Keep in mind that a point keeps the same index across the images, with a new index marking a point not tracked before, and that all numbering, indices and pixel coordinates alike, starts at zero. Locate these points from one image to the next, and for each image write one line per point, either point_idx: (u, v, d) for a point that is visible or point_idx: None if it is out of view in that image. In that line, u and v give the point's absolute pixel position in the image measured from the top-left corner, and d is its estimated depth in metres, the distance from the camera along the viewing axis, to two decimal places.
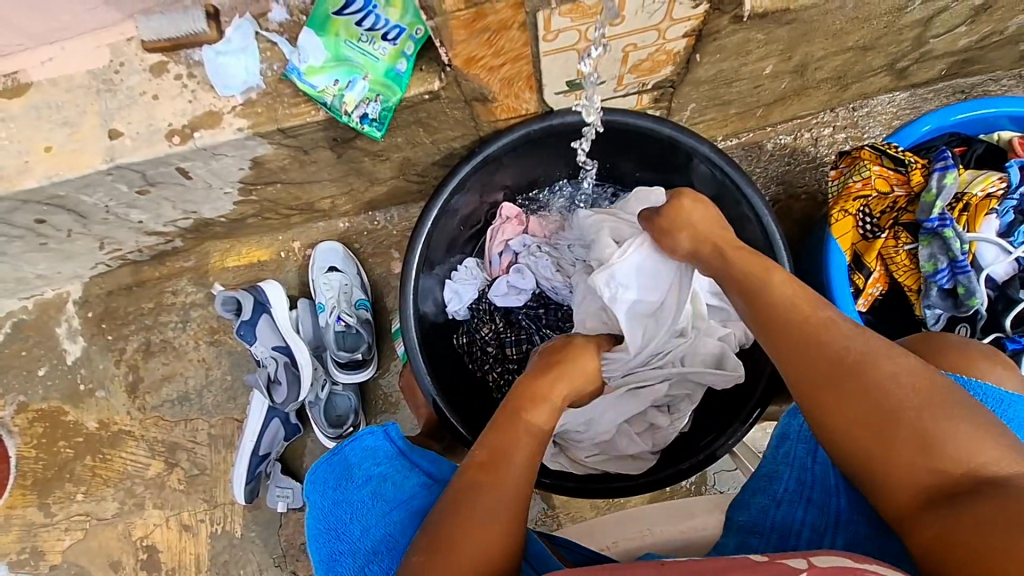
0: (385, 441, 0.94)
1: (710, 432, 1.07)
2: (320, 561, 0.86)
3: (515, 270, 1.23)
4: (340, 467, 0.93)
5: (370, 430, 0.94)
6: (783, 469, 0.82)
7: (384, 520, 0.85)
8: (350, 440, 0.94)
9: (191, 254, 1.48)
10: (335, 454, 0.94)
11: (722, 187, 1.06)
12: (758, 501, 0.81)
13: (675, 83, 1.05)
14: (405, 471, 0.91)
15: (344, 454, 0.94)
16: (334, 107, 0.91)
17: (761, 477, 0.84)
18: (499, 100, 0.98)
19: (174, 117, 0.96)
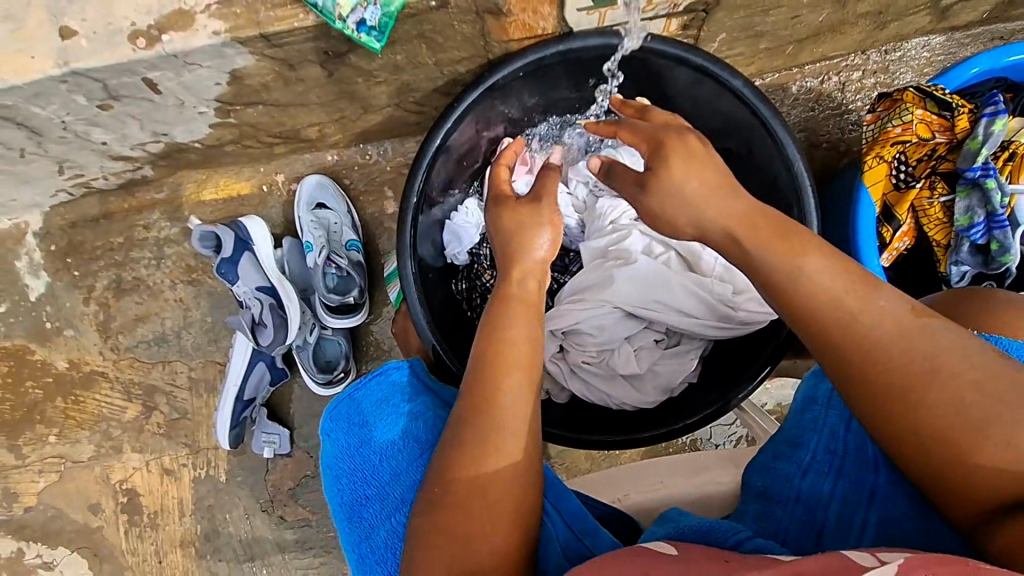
0: (412, 376, 0.88)
1: (726, 378, 0.96)
2: (341, 506, 0.85)
3: None
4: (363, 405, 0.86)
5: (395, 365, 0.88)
6: (808, 435, 0.75)
7: (410, 468, 0.82)
8: (373, 376, 0.87)
9: (163, 185, 1.35)
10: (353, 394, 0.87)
11: (751, 129, 0.98)
12: (781, 470, 0.76)
13: (709, 6, 0.95)
14: (438, 410, 0.86)
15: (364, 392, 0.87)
16: (327, 9, 0.78)
17: (784, 441, 0.77)
18: (515, 14, 0.88)
19: (138, 16, 0.81)
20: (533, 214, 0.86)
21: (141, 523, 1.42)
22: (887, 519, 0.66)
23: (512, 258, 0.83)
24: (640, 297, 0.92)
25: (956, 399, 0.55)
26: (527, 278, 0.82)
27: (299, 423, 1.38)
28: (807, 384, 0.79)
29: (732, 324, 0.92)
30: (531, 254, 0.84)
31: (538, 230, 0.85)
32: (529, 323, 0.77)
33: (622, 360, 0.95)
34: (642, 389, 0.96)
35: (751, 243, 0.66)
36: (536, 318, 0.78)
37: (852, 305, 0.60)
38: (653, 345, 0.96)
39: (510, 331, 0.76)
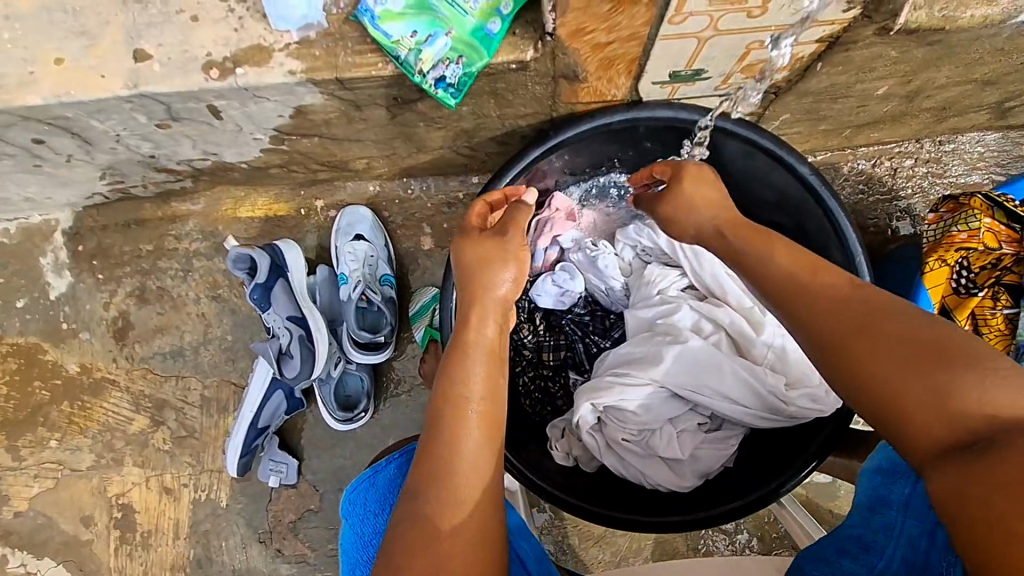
0: None
1: (767, 462, 0.95)
2: None
3: (563, 270, 1.10)
4: (384, 485, 0.82)
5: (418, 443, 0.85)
6: (881, 541, 0.71)
7: None
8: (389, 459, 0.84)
9: (200, 198, 1.33)
10: (376, 472, 0.84)
11: (811, 214, 0.97)
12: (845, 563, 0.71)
13: (780, 90, 0.94)
14: None
15: (387, 471, 0.83)
16: (408, 63, 0.78)
17: (853, 542, 0.74)
18: (590, 81, 0.86)
19: (215, 47, 0.82)
20: (498, 251, 0.78)
21: (133, 541, 1.37)
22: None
23: (477, 294, 0.75)
24: (688, 380, 0.91)
25: (947, 397, 0.49)
26: (485, 322, 0.73)
27: (308, 455, 1.34)
28: (870, 484, 0.77)
29: (781, 417, 0.90)
30: (492, 295, 0.75)
31: (499, 268, 0.77)
32: (490, 372, 0.69)
33: (664, 443, 0.92)
34: (681, 473, 0.93)
35: (734, 240, 0.76)
36: (500, 373, 0.71)
37: (856, 303, 0.58)
38: (693, 427, 0.94)
39: (470, 380, 0.68)
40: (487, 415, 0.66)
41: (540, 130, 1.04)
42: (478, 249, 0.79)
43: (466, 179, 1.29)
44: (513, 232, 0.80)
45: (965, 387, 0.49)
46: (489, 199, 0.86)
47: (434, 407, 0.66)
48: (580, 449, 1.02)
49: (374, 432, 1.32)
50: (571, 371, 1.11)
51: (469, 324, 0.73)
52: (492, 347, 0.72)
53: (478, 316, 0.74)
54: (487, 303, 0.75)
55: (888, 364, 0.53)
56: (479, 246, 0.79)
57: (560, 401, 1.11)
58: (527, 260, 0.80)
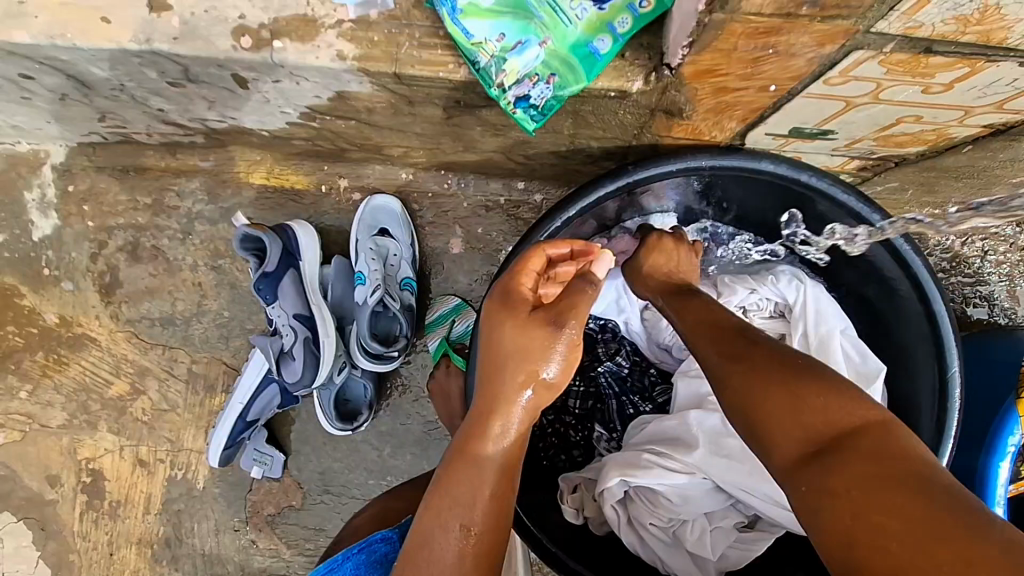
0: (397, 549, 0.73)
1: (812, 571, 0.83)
2: None
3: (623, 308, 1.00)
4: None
5: (380, 534, 0.73)
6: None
7: None
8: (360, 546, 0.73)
9: (209, 155, 1.18)
10: (332, 570, 0.71)
11: (910, 313, 0.84)
12: None
13: (905, 161, 0.80)
14: None
15: (343, 569, 0.71)
16: (487, 72, 0.63)
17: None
18: (693, 121, 0.72)
19: (251, 9, 0.66)
20: (545, 344, 0.63)
21: (100, 509, 1.28)
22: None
23: (505, 394, 0.64)
24: (737, 478, 0.81)
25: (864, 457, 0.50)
26: (506, 432, 0.63)
27: (296, 450, 1.24)
28: None
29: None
30: (520, 401, 0.64)
31: (538, 367, 0.63)
32: (493, 502, 0.60)
33: (694, 537, 0.83)
34: (703, 568, 0.84)
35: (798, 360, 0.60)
36: (508, 497, 0.62)
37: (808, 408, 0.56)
38: (729, 525, 0.84)
39: (467, 516, 0.59)
40: (481, 560, 0.58)
41: (611, 155, 0.90)
42: (518, 338, 0.64)
43: (509, 182, 1.15)
44: (573, 323, 0.64)
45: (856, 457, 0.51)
46: (553, 254, 0.70)
47: (414, 536, 0.59)
48: (593, 509, 0.89)
49: (368, 438, 1.22)
50: (597, 424, 0.99)
51: (488, 434, 0.63)
52: (509, 460, 0.64)
53: (500, 426, 0.63)
54: (512, 411, 0.64)
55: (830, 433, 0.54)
56: (525, 333, 0.64)
57: (577, 450, 0.99)
58: (577, 357, 0.66)
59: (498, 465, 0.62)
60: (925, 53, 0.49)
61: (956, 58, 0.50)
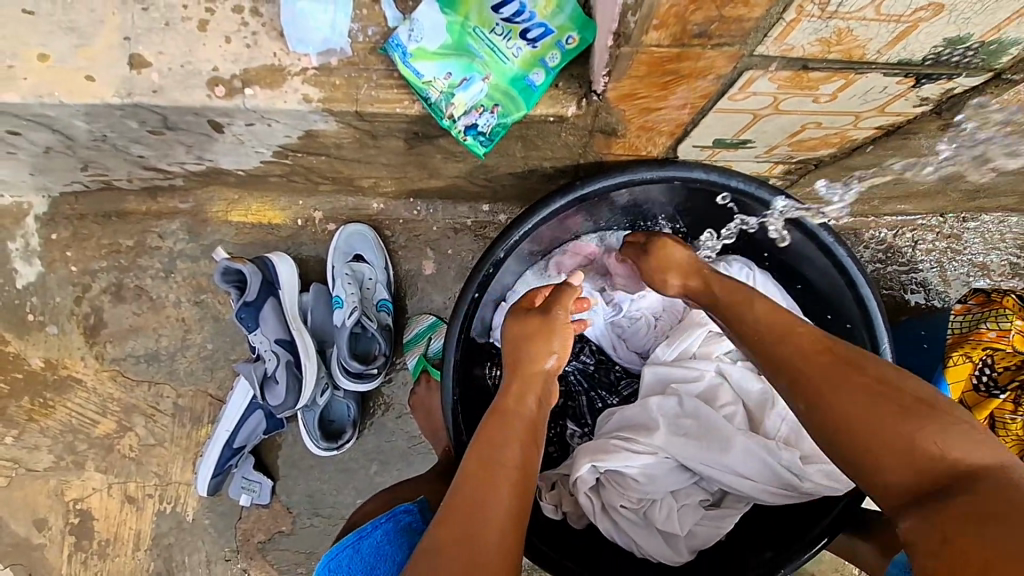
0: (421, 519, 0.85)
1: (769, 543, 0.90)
2: None
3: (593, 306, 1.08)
4: (371, 549, 0.80)
5: (403, 507, 0.86)
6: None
7: None
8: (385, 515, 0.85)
9: (189, 197, 1.24)
10: (361, 537, 0.82)
11: (841, 298, 0.92)
12: None
13: (823, 162, 0.88)
14: None
15: (372, 535, 0.82)
16: (438, 106, 0.71)
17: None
18: (628, 138, 0.80)
19: (223, 62, 0.74)
20: (546, 326, 0.78)
21: (88, 550, 1.29)
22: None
23: (522, 365, 0.76)
24: (696, 454, 0.88)
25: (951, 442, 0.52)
26: (525, 394, 0.73)
27: (284, 475, 1.27)
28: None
29: (794, 493, 0.86)
30: (536, 367, 0.75)
31: (543, 344, 0.76)
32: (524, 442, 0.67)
33: (662, 516, 0.88)
34: (675, 548, 0.89)
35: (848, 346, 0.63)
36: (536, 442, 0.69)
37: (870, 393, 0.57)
38: (694, 503, 0.90)
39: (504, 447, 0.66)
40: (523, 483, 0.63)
41: (563, 173, 0.98)
42: (524, 325, 0.78)
43: (475, 205, 1.22)
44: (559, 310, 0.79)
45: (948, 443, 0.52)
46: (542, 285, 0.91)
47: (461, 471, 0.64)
48: (571, 503, 0.94)
49: (354, 458, 1.26)
50: (569, 421, 1.06)
51: (509, 393, 0.73)
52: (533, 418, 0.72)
53: (517, 388, 0.73)
54: (529, 376, 0.75)
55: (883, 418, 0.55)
56: (527, 322, 0.79)
57: (555, 449, 1.05)
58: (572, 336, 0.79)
59: (523, 412, 0.71)
60: (803, 70, 0.58)
61: (831, 72, 0.58)
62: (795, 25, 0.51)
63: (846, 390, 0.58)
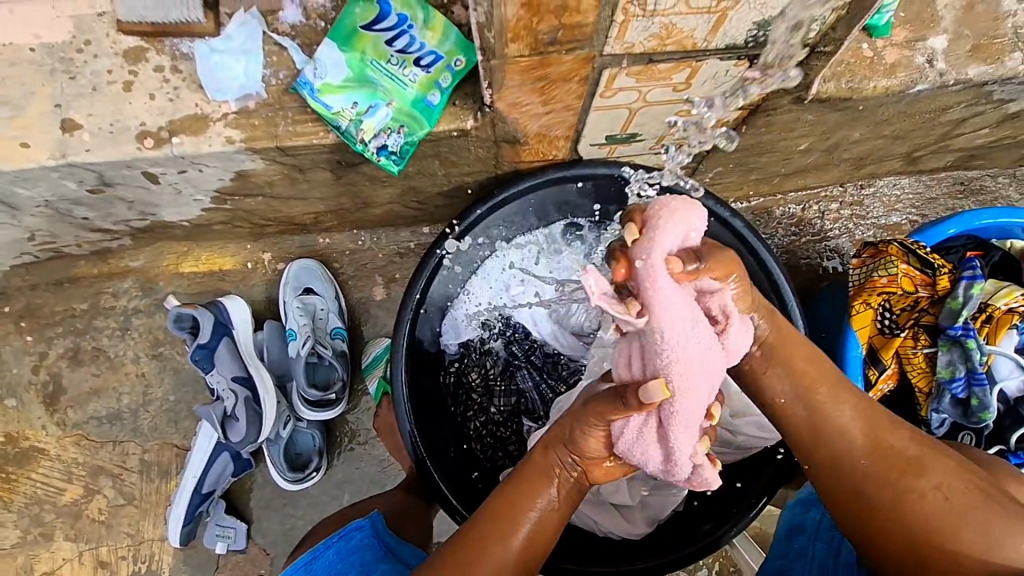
0: (373, 537, 0.89)
1: (716, 506, 0.96)
2: None
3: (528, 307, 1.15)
4: (323, 569, 0.85)
5: (356, 524, 0.90)
6: (798, 566, 0.82)
7: None
8: (336, 538, 0.88)
9: (139, 254, 1.29)
10: (313, 559, 0.86)
11: (748, 266, 1.00)
12: None
13: (711, 148, 0.98)
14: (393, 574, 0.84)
15: (325, 554, 0.87)
16: (349, 133, 0.79)
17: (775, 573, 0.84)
18: (530, 144, 0.88)
19: (149, 116, 0.80)
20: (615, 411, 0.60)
21: None
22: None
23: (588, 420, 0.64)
24: None
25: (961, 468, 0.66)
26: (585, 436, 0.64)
27: (258, 517, 1.28)
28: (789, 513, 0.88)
29: (729, 448, 0.94)
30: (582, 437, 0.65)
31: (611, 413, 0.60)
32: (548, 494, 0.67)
33: (612, 489, 0.94)
34: (631, 520, 0.94)
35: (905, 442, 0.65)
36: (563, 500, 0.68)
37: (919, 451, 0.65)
38: (644, 475, 0.96)
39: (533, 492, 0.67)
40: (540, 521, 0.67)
41: (486, 185, 1.06)
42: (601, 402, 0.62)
43: (415, 229, 1.29)
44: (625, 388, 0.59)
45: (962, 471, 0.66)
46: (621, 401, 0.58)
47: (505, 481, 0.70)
48: None
49: (326, 489, 1.28)
50: (524, 417, 1.12)
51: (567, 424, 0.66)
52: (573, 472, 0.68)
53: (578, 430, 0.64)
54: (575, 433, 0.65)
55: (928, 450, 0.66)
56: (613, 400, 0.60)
57: (513, 445, 1.11)
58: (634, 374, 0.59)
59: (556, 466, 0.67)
60: (651, 63, 0.67)
61: (675, 62, 0.68)
62: (626, 25, 0.60)
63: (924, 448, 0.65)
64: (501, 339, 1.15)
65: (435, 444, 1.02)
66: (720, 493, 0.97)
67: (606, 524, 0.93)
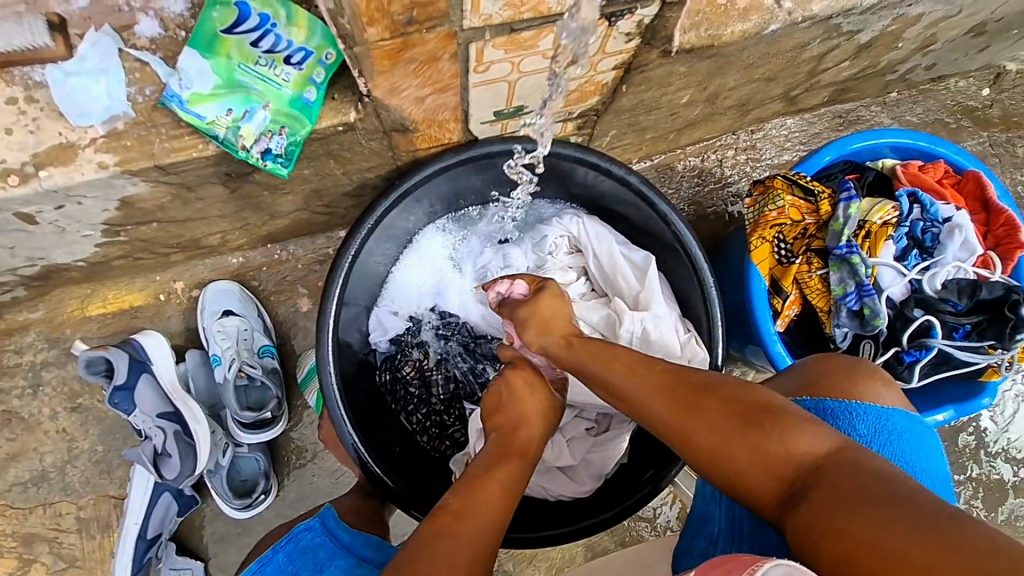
0: (324, 536, 0.89)
1: (656, 451, 0.99)
2: None
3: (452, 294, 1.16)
4: (274, 573, 0.86)
5: (304, 525, 0.90)
6: (712, 508, 0.77)
7: None
8: (284, 543, 0.88)
9: (38, 304, 1.21)
10: (264, 565, 0.87)
11: (649, 221, 1.04)
12: (698, 545, 0.76)
13: (600, 112, 1.02)
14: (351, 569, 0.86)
15: (274, 559, 0.87)
16: (229, 141, 0.77)
17: (695, 520, 0.78)
18: (421, 129, 0.89)
19: (9, 152, 0.76)
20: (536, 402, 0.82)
21: None
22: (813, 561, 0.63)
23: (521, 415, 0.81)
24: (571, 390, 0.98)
25: (725, 412, 0.64)
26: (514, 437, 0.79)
27: (214, 552, 1.24)
28: None
29: None
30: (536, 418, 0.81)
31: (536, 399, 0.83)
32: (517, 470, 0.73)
33: (555, 453, 0.98)
34: (578, 479, 0.98)
35: (674, 417, 0.67)
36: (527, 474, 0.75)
37: (680, 414, 0.67)
38: (584, 434, 1.01)
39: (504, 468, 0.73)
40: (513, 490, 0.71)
41: (390, 179, 1.06)
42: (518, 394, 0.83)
43: (331, 234, 1.28)
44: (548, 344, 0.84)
45: (720, 405, 0.65)
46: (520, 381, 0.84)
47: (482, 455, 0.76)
48: None
49: (282, 510, 1.25)
50: (466, 402, 1.13)
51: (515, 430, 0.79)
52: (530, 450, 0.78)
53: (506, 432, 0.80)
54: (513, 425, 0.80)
55: (698, 392, 0.67)
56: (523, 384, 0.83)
57: (459, 432, 1.13)
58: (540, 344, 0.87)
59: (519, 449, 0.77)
60: (514, 33, 0.69)
61: (537, 29, 0.70)
62: None
63: (697, 418, 0.65)
64: (433, 330, 1.16)
65: (376, 443, 1.02)
66: (658, 438, 1.00)
67: (554, 487, 0.98)
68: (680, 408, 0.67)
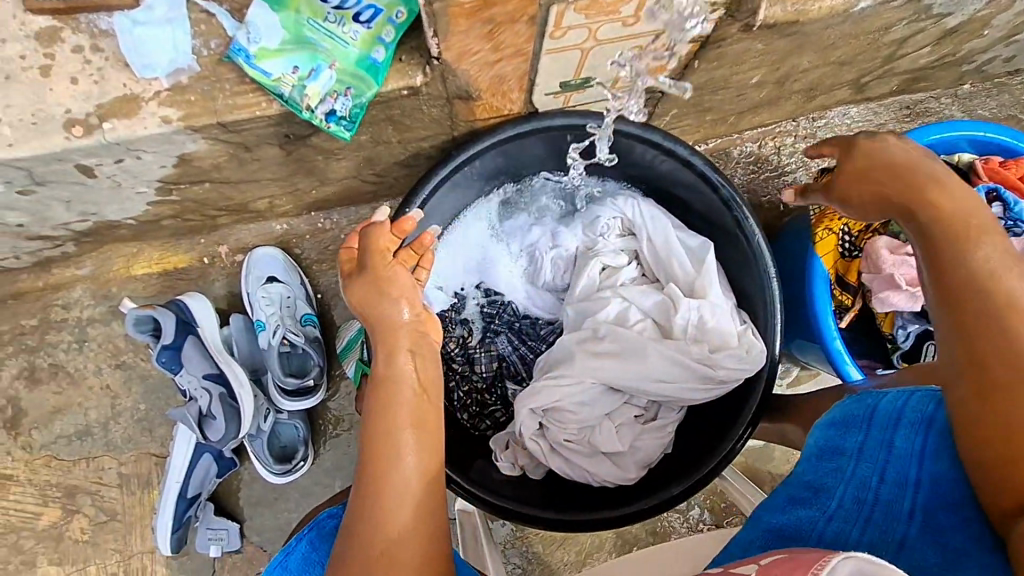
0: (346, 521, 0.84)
1: (706, 442, 0.97)
2: None
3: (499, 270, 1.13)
4: (298, 562, 0.81)
5: (327, 512, 0.84)
6: (832, 484, 0.71)
7: None
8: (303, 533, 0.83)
9: (86, 261, 1.22)
10: (288, 554, 0.83)
11: (711, 204, 0.99)
12: (803, 514, 0.70)
13: (666, 89, 0.98)
14: None
15: (297, 548, 0.82)
16: (293, 100, 0.75)
17: (804, 487, 0.73)
18: (484, 98, 0.86)
19: (74, 102, 0.75)
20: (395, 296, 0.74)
21: None
22: (915, 570, 0.60)
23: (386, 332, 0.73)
24: (622, 374, 0.95)
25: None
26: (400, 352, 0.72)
27: (250, 515, 1.25)
28: (824, 434, 0.76)
29: (713, 384, 0.95)
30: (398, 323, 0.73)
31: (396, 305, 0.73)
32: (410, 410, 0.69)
33: (603, 438, 0.96)
34: (624, 466, 0.96)
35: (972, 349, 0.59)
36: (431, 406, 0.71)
37: (989, 341, 0.58)
38: (632, 421, 0.98)
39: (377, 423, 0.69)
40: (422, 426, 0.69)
41: (443, 150, 1.04)
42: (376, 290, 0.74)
43: (376, 205, 1.26)
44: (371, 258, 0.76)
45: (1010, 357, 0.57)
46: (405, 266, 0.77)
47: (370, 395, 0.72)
48: (525, 456, 1.00)
49: (317, 478, 1.26)
50: (508, 381, 1.11)
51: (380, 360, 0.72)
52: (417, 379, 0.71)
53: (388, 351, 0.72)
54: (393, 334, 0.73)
55: (985, 342, 0.59)
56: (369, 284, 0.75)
57: (500, 411, 1.10)
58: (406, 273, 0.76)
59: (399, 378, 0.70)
60: None
61: None
62: None
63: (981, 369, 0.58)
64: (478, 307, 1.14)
65: None
66: (709, 429, 0.98)
67: (600, 473, 0.96)
68: (970, 351, 0.59)
